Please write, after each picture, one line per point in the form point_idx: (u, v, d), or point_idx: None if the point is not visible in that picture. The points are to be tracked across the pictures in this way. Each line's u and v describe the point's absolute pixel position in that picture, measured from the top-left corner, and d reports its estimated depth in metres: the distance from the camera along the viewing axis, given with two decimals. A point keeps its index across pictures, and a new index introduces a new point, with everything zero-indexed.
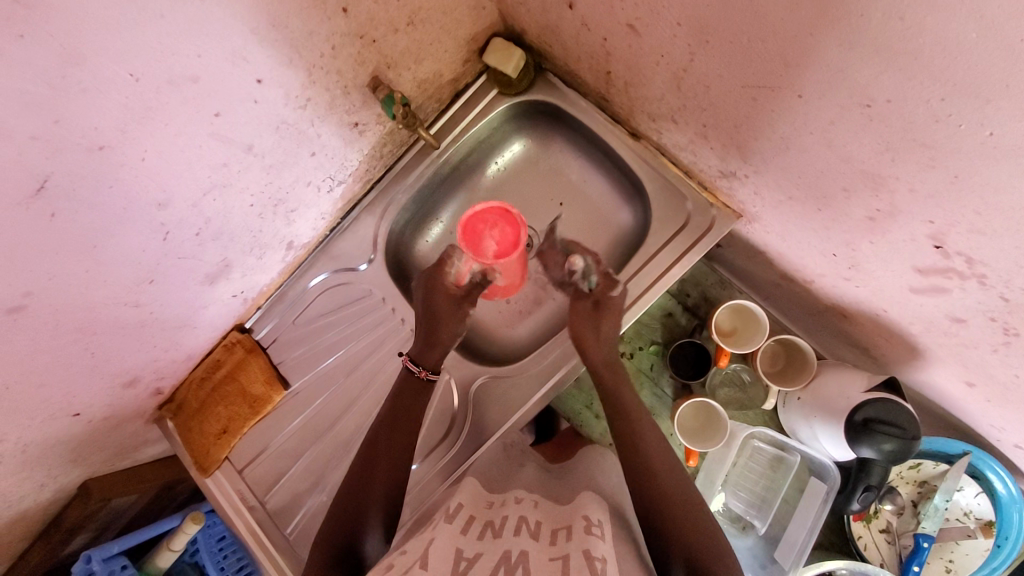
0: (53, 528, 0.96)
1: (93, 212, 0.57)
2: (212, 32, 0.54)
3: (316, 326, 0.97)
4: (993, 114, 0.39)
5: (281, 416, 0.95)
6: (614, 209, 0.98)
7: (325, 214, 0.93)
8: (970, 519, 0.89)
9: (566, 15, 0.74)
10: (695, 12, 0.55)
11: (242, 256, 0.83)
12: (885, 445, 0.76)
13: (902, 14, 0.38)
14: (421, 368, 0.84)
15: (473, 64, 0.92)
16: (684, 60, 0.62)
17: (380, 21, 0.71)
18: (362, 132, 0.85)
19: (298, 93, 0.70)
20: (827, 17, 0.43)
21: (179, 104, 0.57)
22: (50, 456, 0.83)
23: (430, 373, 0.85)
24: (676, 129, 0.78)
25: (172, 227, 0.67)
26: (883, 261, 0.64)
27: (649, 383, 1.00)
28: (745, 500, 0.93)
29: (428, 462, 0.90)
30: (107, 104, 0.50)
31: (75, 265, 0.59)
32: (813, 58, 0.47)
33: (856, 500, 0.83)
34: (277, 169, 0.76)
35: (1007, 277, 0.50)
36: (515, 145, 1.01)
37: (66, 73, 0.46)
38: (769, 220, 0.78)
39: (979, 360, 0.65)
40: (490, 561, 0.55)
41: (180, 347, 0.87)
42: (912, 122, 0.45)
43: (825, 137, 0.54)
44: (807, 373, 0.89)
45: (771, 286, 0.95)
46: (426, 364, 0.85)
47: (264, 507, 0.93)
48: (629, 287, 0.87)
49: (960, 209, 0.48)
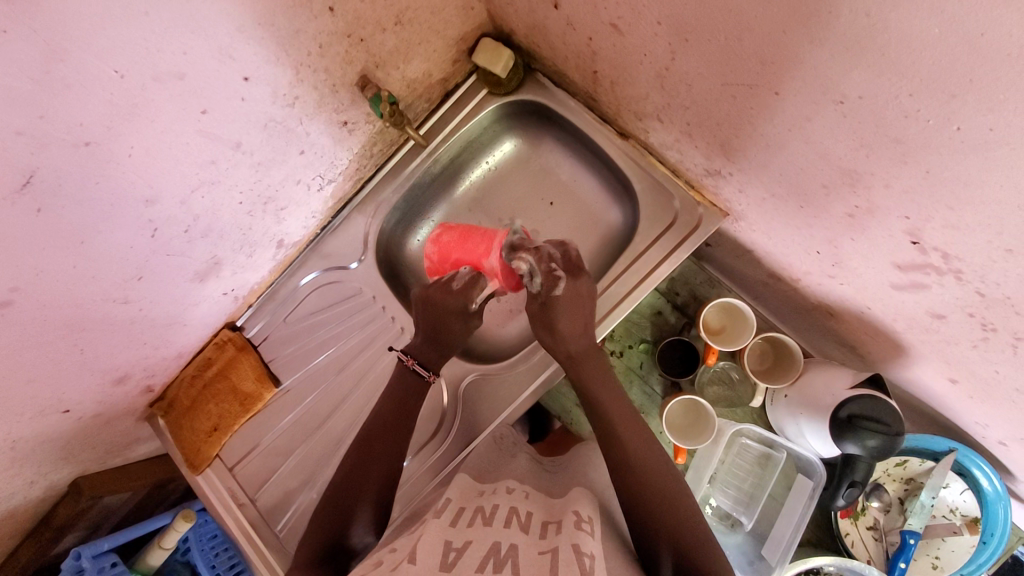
0: (43, 527, 0.97)
1: (81, 208, 0.57)
2: (197, 30, 0.55)
3: (307, 324, 0.97)
4: (959, 109, 0.40)
5: (272, 413, 0.95)
6: (604, 209, 0.98)
7: (315, 213, 0.94)
8: (956, 516, 0.90)
9: (551, 15, 0.74)
10: (674, 11, 0.55)
11: (232, 255, 0.83)
12: (869, 441, 0.76)
13: (869, 11, 0.39)
14: (429, 373, 0.86)
15: (462, 64, 0.93)
16: (666, 59, 0.63)
17: (367, 20, 0.72)
18: (351, 131, 0.85)
19: (285, 90, 0.70)
20: (798, 15, 0.44)
21: (165, 100, 0.57)
22: (39, 453, 0.83)
23: (435, 376, 0.87)
24: (661, 127, 0.78)
25: (161, 224, 0.68)
26: (864, 258, 0.64)
27: (639, 381, 1.01)
28: (733, 497, 0.94)
29: (419, 459, 0.90)
30: (92, 101, 0.51)
31: (63, 261, 0.60)
32: (788, 56, 0.48)
33: (841, 496, 0.84)
34: (265, 167, 0.76)
35: (982, 272, 0.51)
36: (506, 145, 1.01)
37: (50, 68, 0.47)
38: (753, 218, 0.79)
39: (960, 356, 0.66)
40: (478, 551, 0.56)
41: (171, 344, 0.87)
42: (884, 118, 0.45)
43: (803, 135, 0.55)
44: (794, 371, 0.90)
45: (759, 284, 0.96)
46: (433, 369, 0.87)
47: (254, 505, 0.93)
48: (617, 285, 0.88)
49: (933, 204, 0.49)
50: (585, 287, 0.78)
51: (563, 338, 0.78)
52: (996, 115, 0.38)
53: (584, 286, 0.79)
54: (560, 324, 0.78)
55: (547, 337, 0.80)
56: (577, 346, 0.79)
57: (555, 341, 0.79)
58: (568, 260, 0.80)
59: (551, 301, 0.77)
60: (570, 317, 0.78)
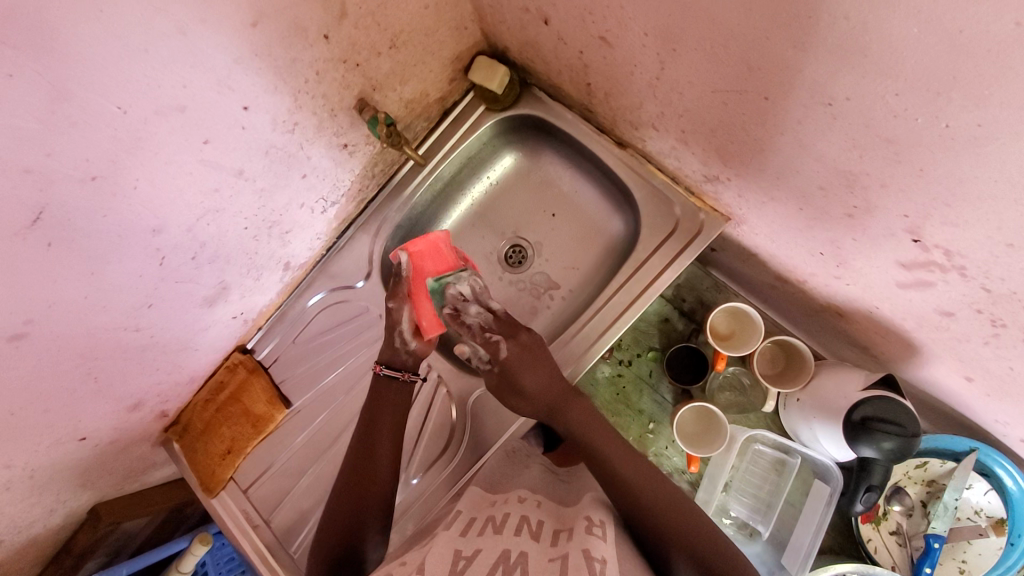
0: (64, 554, 0.98)
1: (89, 240, 0.59)
2: (195, 63, 0.57)
3: (316, 344, 0.98)
4: (946, 106, 0.40)
5: (284, 435, 0.96)
6: (606, 218, 0.98)
7: (320, 235, 0.95)
8: (981, 518, 0.86)
9: (542, 30, 0.75)
10: (661, 22, 0.56)
11: (239, 279, 0.85)
12: (884, 444, 0.75)
13: (847, 13, 0.39)
14: (399, 373, 0.87)
15: (459, 83, 0.94)
16: (656, 68, 0.63)
17: (362, 45, 0.73)
18: (352, 153, 0.87)
19: (285, 117, 0.72)
20: (781, 19, 0.44)
21: (168, 133, 0.59)
22: (58, 481, 0.84)
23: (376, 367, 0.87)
24: (658, 136, 0.78)
25: (168, 252, 0.69)
26: (867, 257, 0.64)
27: (649, 390, 1.01)
28: (749, 505, 0.92)
29: (430, 475, 0.90)
30: (96, 136, 0.53)
31: (75, 292, 0.61)
32: (774, 61, 0.48)
33: (860, 500, 0.82)
34: (268, 192, 0.78)
35: (986, 268, 0.50)
36: (506, 159, 1.02)
37: (55, 107, 0.48)
38: (755, 222, 0.79)
39: (973, 354, 0.65)
40: (488, 558, 0.55)
41: (183, 369, 0.88)
42: (873, 118, 0.45)
43: (795, 137, 0.55)
44: (806, 373, 0.88)
45: (767, 288, 0.94)
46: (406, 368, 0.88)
47: (269, 527, 0.93)
48: (621, 294, 0.88)
49: (931, 202, 0.48)
50: (525, 339, 0.84)
51: (533, 395, 0.81)
52: (982, 110, 0.38)
53: (525, 336, 0.84)
54: (525, 382, 0.81)
55: (526, 406, 0.82)
56: (545, 383, 0.81)
57: (531, 403, 0.81)
58: (504, 323, 0.86)
59: (505, 366, 0.82)
60: (530, 371, 0.82)
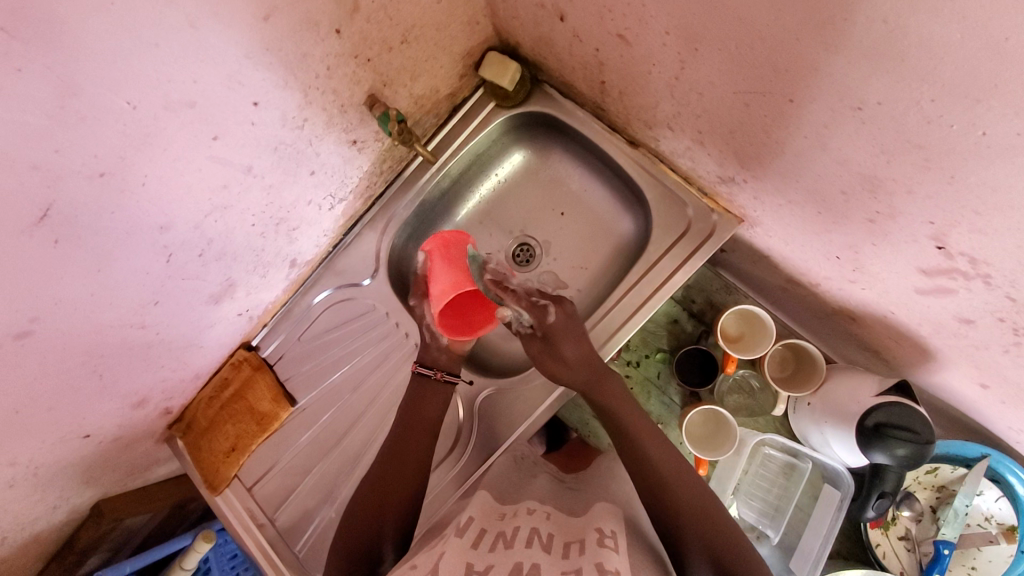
0: (67, 549, 0.98)
1: (95, 238, 0.58)
2: (206, 58, 0.56)
3: (322, 341, 0.97)
4: (984, 113, 0.38)
5: (289, 433, 0.95)
6: (616, 218, 0.97)
7: (327, 232, 0.94)
8: (992, 524, 0.86)
9: (557, 27, 0.74)
10: (682, 20, 0.55)
11: (246, 276, 0.84)
12: (898, 450, 0.74)
13: (886, 17, 0.38)
14: (433, 370, 0.87)
15: (470, 78, 0.93)
16: (675, 68, 0.62)
17: (374, 40, 0.72)
18: (361, 149, 0.86)
19: (295, 113, 0.71)
20: (815, 21, 0.42)
21: (177, 128, 0.58)
22: (62, 478, 0.83)
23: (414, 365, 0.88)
24: (672, 136, 0.77)
25: (175, 250, 0.68)
26: (886, 263, 0.62)
27: (656, 391, 1.00)
28: (758, 509, 0.91)
29: (437, 476, 0.89)
30: (104, 133, 0.52)
31: (81, 289, 0.60)
32: (804, 64, 0.47)
33: (871, 507, 0.81)
34: (277, 189, 0.77)
35: (1013, 277, 0.49)
36: (515, 156, 1.01)
37: (64, 103, 0.47)
38: (769, 224, 0.78)
39: (992, 363, 0.64)
40: (501, 571, 0.54)
41: (188, 367, 0.87)
42: (904, 124, 0.44)
43: (819, 141, 0.54)
44: (816, 378, 0.87)
45: (778, 291, 0.94)
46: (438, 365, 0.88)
47: (274, 525, 0.93)
48: (632, 295, 0.87)
49: (959, 210, 0.47)
50: (570, 307, 0.84)
51: (574, 362, 0.80)
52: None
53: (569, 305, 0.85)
54: (566, 352, 0.80)
55: (565, 373, 0.81)
56: (584, 353, 0.80)
57: (571, 370, 0.80)
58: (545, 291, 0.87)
59: (551, 330, 0.82)
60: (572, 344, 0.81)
